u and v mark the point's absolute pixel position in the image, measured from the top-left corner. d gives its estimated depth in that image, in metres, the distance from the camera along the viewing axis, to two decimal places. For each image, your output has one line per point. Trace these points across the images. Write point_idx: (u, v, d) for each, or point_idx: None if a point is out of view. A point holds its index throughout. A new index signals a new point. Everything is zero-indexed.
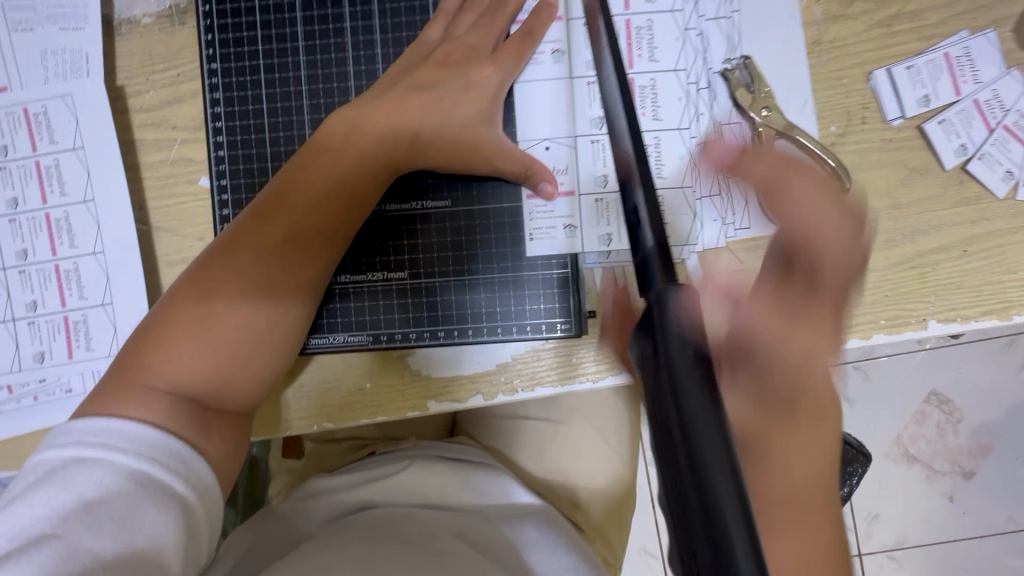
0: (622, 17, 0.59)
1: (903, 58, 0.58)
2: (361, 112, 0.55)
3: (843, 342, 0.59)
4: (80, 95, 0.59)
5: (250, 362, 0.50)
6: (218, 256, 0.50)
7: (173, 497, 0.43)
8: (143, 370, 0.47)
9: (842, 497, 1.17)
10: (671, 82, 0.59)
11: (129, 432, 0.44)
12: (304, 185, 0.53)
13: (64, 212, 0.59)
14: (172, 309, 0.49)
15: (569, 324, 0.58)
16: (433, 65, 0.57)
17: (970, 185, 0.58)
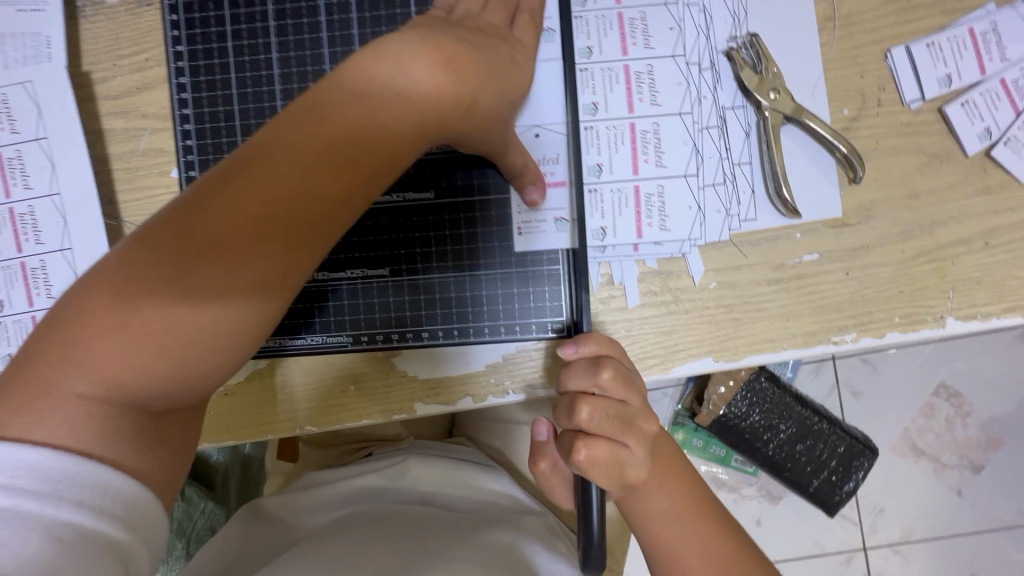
0: (612, 11, 0.55)
1: (923, 35, 0.53)
2: (405, 53, 0.38)
3: (854, 342, 0.56)
4: (41, 81, 0.56)
5: (208, 368, 0.37)
6: (180, 222, 0.36)
7: (106, 545, 0.34)
8: (64, 365, 0.35)
9: (845, 491, 1.09)
10: (670, 68, 0.55)
11: (43, 467, 0.34)
12: (301, 136, 0.37)
13: (28, 206, 0.56)
14: (107, 284, 0.36)
15: (561, 322, 0.55)
16: (466, 31, 0.45)
17: (994, 172, 0.54)
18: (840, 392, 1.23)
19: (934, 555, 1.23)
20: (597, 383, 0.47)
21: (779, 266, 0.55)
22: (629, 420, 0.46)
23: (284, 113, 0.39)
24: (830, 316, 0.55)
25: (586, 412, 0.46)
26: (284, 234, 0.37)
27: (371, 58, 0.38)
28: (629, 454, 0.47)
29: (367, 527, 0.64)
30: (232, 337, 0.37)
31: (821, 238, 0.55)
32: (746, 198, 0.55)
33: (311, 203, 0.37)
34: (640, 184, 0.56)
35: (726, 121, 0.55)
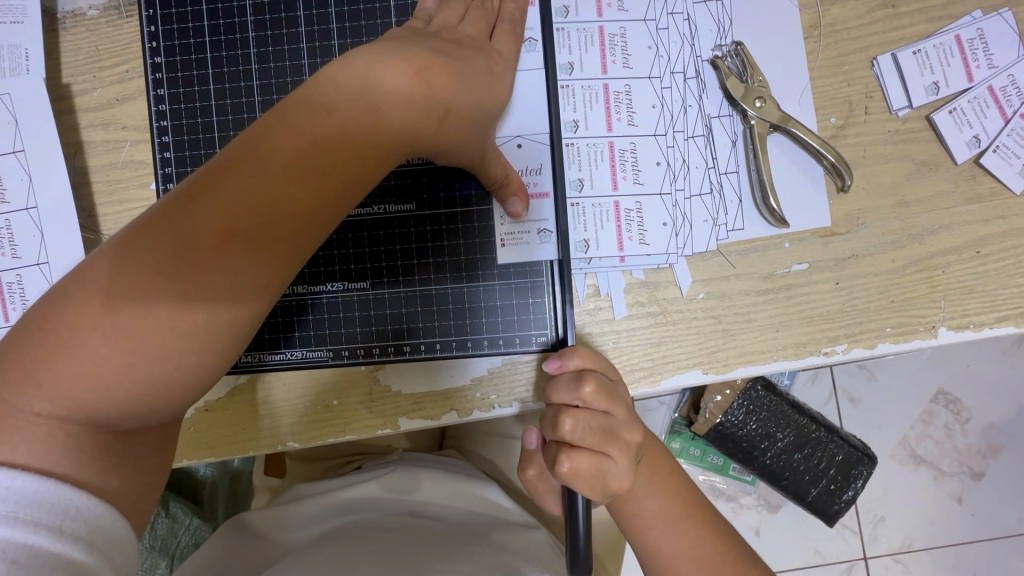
0: (594, 25, 0.55)
1: (910, 42, 0.53)
2: (376, 61, 0.38)
3: (846, 352, 0.55)
4: (18, 93, 0.55)
5: (180, 382, 0.37)
6: (151, 234, 0.35)
7: (66, 567, 0.33)
8: (26, 381, 0.35)
9: (844, 500, 1.07)
10: (646, 90, 0.55)
11: (1, 486, 0.33)
12: (273, 146, 0.37)
13: (5, 220, 0.55)
14: (75, 297, 0.35)
15: (545, 335, 0.54)
16: (443, 40, 0.45)
17: (983, 180, 0.53)
18: (837, 400, 1.22)
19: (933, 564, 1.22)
20: (581, 396, 0.45)
21: (768, 276, 0.54)
22: (614, 433, 0.45)
23: (255, 123, 0.38)
24: (820, 326, 0.54)
25: (570, 425, 0.44)
26: (257, 245, 0.36)
27: (343, 68, 0.38)
28: (616, 468, 0.44)
29: (353, 543, 0.62)
30: (205, 350, 0.37)
31: (810, 247, 0.54)
32: (734, 207, 0.55)
33: (284, 214, 0.37)
34: (620, 200, 0.55)
35: (712, 129, 0.55)
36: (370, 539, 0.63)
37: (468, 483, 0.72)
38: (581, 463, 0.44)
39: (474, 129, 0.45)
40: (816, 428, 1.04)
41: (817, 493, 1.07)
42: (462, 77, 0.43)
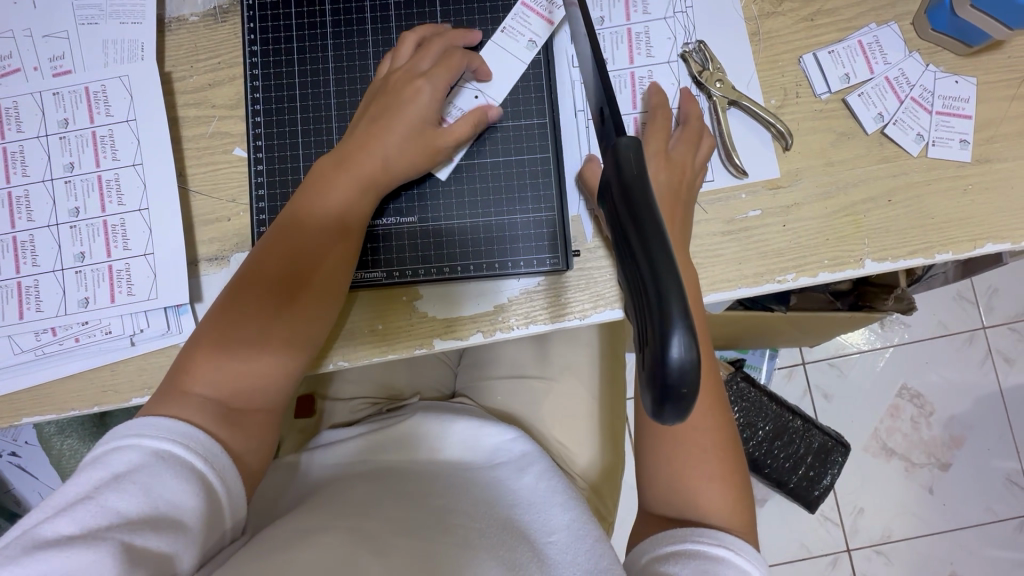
0: (623, 27, 0.71)
1: (826, 45, 0.70)
2: (344, 154, 0.64)
3: (794, 280, 0.68)
4: (134, 76, 0.69)
5: (275, 370, 0.59)
6: (238, 285, 0.60)
7: (190, 469, 0.51)
8: (184, 382, 0.57)
9: (823, 486, 1.30)
10: (665, 73, 0.71)
11: (161, 423, 0.53)
12: (303, 218, 0.62)
13: (115, 174, 0.68)
14: (209, 329, 0.59)
15: (556, 258, 0.67)
16: (383, 94, 0.65)
17: (889, 147, 0.69)
18: (812, 397, 1.45)
19: (902, 544, 1.40)
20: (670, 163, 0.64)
21: (729, 220, 0.69)
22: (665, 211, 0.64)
23: (289, 210, 0.63)
24: (773, 260, 0.68)
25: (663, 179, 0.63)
26: (309, 278, 0.61)
27: (333, 164, 0.63)
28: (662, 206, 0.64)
29: (386, 480, 0.74)
30: (291, 345, 0.60)
31: (761, 197, 0.69)
32: None
33: (325, 256, 0.62)
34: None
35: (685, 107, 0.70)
36: (395, 481, 0.74)
37: (481, 423, 0.82)
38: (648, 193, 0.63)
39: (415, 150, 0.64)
40: (794, 420, 1.29)
41: (799, 480, 1.30)
42: (404, 132, 0.64)
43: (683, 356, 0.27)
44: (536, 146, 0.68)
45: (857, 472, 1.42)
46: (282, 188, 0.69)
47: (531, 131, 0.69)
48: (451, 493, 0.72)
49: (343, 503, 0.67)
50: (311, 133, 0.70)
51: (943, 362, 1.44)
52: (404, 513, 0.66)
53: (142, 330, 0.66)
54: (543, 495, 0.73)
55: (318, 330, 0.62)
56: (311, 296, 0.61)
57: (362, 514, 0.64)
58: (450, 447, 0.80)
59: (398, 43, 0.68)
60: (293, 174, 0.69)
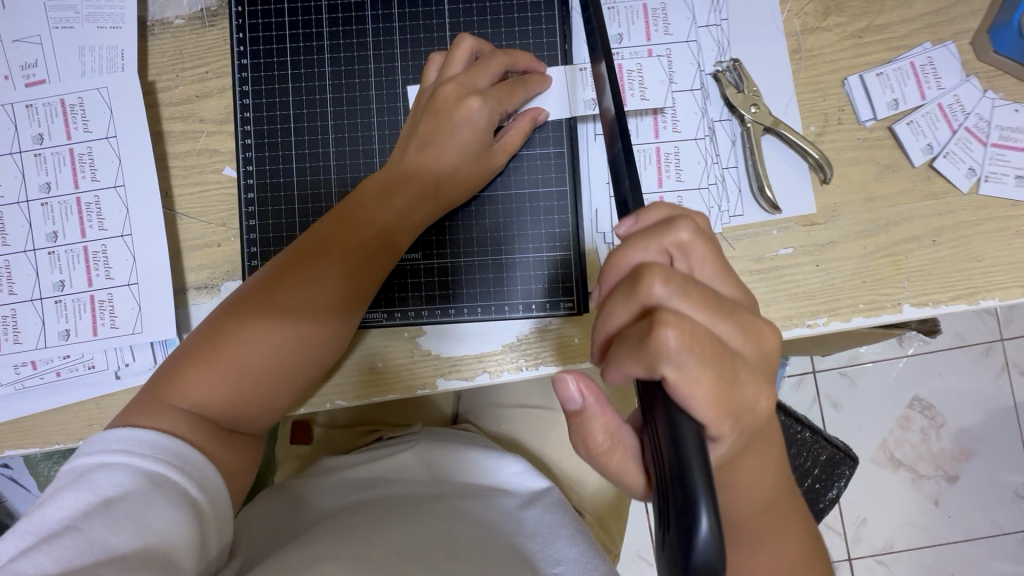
0: (643, 47, 0.65)
1: (874, 66, 0.64)
2: (392, 172, 0.58)
3: (826, 325, 0.63)
4: (113, 88, 0.63)
5: (257, 399, 0.54)
6: (252, 296, 0.54)
7: (187, 497, 0.47)
8: (171, 386, 0.52)
9: (830, 498, 1.16)
10: (688, 101, 0.65)
11: (149, 439, 0.48)
12: (330, 235, 0.56)
13: (95, 196, 0.63)
14: (209, 333, 0.54)
15: (572, 301, 0.62)
16: (431, 111, 0.57)
17: (936, 181, 0.63)
18: (821, 405, 1.41)
19: (904, 554, 1.38)
20: (650, 298, 0.35)
21: (759, 258, 0.64)
22: (729, 361, 0.34)
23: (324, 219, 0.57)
24: (804, 302, 0.63)
25: (674, 334, 0.32)
26: (322, 307, 0.54)
27: (380, 184, 0.58)
28: (731, 349, 0.35)
29: (385, 508, 0.69)
30: (279, 380, 0.54)
31: (794, 234, 0.64)
32: (735, 196, 0.64)
33: (343, 286, 0.55)
34: (664, 196, 0.64)
35: (715, 131, 0.65)
36: (396, 504, 0.70)
37: (485, 453, 0.79)
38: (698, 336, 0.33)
39: (456, 178, 0.58)
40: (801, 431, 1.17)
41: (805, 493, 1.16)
42: (452, 154, 0.57)
43: (710, 535, 0.27)
44: (552, 177, 0.63)
45: (861, 482, 1.40)
46: (274, 218, 0.64)
47: (547, 162, 0.63)
48: (452, 514, 0.67)
49: (340, 531, 0.63)
50: (305, 157, 0.65)
51: (957, 375, 1.40)
52: (406, 539, 0.61)
53: (128, 364, 0.63)
54: (549, 527, 0.69)
55: (311, 369, 0.56)
56: (318, 335, 0.55)
57: (362, 540, 0.60)
58: (456, 476, 0.76)
59: (454, 46, 0.59)
60: (287, 203, 0.64)
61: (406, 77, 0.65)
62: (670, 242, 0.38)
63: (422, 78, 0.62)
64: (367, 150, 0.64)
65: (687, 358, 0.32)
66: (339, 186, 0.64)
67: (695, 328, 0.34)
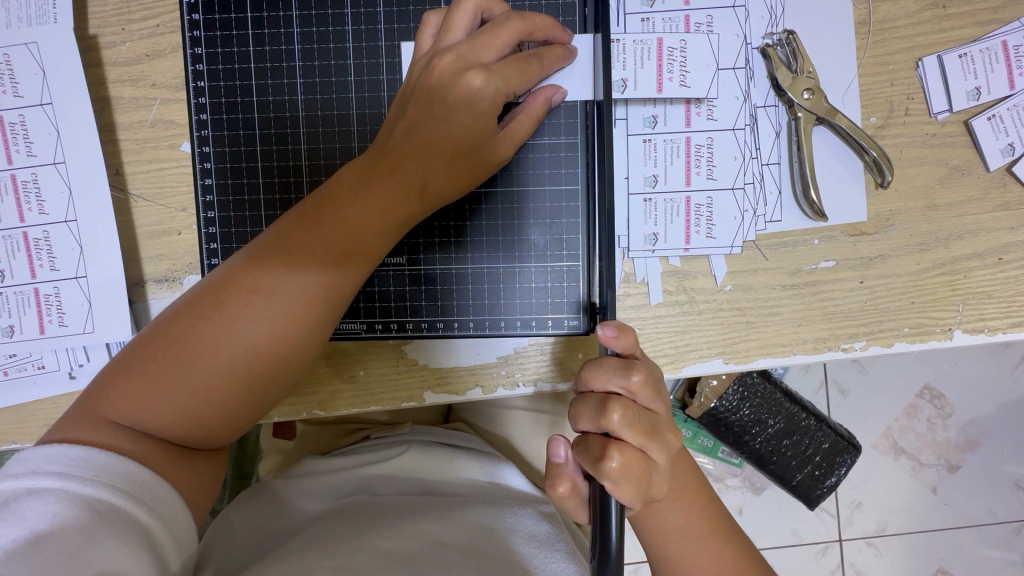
0: (680, 13, 0.54)
1: (956, 45, 0.53)
2: (376, 156, 0.49)
3: (862, 350, 0.56)
4: (46, 44, 0.53)
5: (210, 420, 0.46)
6: (205, 296, 0.46)
7: (133, 524, 0.40)
8: (110, 395, 0.44)
9: (826, 486, 1.02)
10: (728, 81, 0.54)
11: (89, 459, 0.41)
12: (300, 228, 0.47)
13: (31, 173, 0.55)
14: (155, 338, 0.45)
15: (578, 319, 0.55)
16: (424, 88, 0.48)
17: (1012, 189, 0.54)
18: (828, 391, 1.17)
19: (898, 543, 1.18)
20: (607, 427, 0.42)
21: (795, 271, 0.55)
22: (649, 476, 0.42)
23: (297, 207, 0.48)
24: (841, 323, 0.55)
25: (617, 464, 0.41)
26: (289, 316, 0.46)
27: (361, 170, 0.48)
28: (656, 468, 0.43)
29: (370, 511, 0.63)
30: (235, 399, 0.46)
31: (838, 245, 0.55)
32: (773, 199, 0.55)
33: (314, 291, 0.46)
34: (692, 195, 0.55)
35: (757, 119, 0.55)
36: (381, 507, 0.64)
37: (481, 457, 0.71)
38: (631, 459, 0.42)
39: (451, 169, 0.49)
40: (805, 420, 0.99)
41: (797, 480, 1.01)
42: (446, 143, 0.48)
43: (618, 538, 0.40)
44: (562, 173, 0.55)
45: (862, 471, 1.17)
46: (237, 209, 0.56)
47: (557, 154, 0.54)
48: (441, 515, 0.62)
49: (321, 541, 0.56)
50: (271, 137, 0.55)
51: (973, 367, 1.16)
52: (394, 546, 0.56)
53: (83, 364, 0.57)
54: (547, 537, 0.62)
55: (279, 388, 0.48)
56: (285, 352, 0.46)
57: (348, 548, 0.55)
58: (450, 476, 0.70)
59: (454, 8, 0.49)
60: (251, 192, 0.56)
61: (391, 42, 0.54)
62: (624, 384, 0.43)
63: (415, 44, 0.52)
64: (344, 132, 0.55)
65: (624, 480, 0.41)
66: (311, 175, 0.55)
67: (632, 456, 0.42)
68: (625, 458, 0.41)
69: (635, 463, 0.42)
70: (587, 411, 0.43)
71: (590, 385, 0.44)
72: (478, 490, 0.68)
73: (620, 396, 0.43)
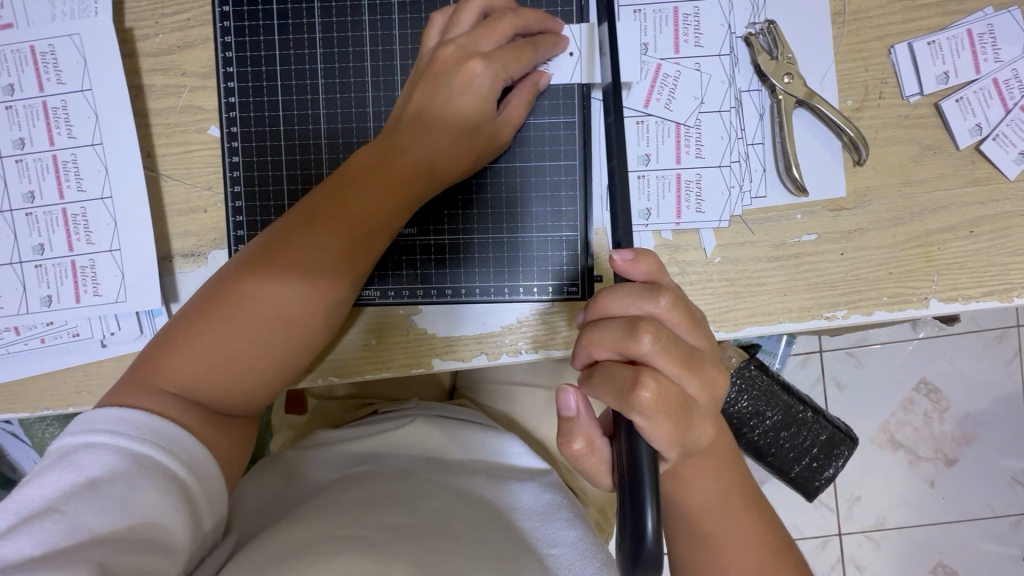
0: (670, 5, 0.59)
1: (926, 34, 0.58)
2: (391, 141, 0.53)
3: (844, 318, 0.59)
4: (87, 36, 0.58)
5: (251, 384, 0.50)
6: (243, 274, 0.49)
7: (172, 479, 0.43)
8: (157, 366, 0.48)
9: (825, 478, 1.05)
10: (715, 67, 0.59)
11: (138, 419, 0.44)
12: (329, 210, 0.50)
13: (71, 154, 0.59)
14: (196, 312, 0.49)
15: (577, 286, 0.59)
16: (428, 78, 0.53)
17: (981, 166, 0.58)
18: (826, 386, 1.20)
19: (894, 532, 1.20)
20: (638, 351, 0.41)
21: (779, 244, 0.59)
22: (687, 411, 0.41)
23: (323, 190, 0.52)
24: (823, 293, 0.59)
25: (650, 395, 0.39)
26: (326, 290, 0.50)
27: (377, 158, 0.52)
28: (695, 403, 0.41)
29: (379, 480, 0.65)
30: (276, 364, 0.51)
31: (819, 219, 0.59)
32: (758, 176, 0.59)
33: (345, 266, 0.50)
34: (682, 172, 0.60)
35: (742, 102, 0.59)
36: (390, 475, 0.67)
37: (485, 430, 0.75)
38: (666, 393, 0.39)
39: (461, 147, 0.53)
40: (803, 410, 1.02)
41: (796, 469, 1.03)
42: (456, 126, 0.53)
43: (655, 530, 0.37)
44: (562, 151, 0.59)
45: (858, 459, 1.19)
46: (260, 184, 0.60)
47: (556, 132, 0.59)
48: (445, 491, 0.63)
49: (333, 507, 0.59)
50: (294, 119, 0.60)
51: (965, 357, 1.19)
52: (402, 514, 0.58)
53: (114, 332, 0.60)
54: (549, 506, 0.65)
55: (309, 352, 0.53)
56: (316, 322, 0.51)
57: (358, 514, 0.57)
58: (456, 447, 0.73)
59: (459, 8, 0.54)
60: (274, 169, 0.60)
61: (404, 31, 0.59)
62: (650, 309, 0.42)
63: (423, 40, 0.56)
64: (360, 112, 0.59)
65: (655, 414, 0.39)
66: (330, 153, 0.60)
67: (668, 388, 0.40)
68: (660, 386, 0.39)
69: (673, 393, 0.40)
70: (612, 336, 0.42)
71: (611, 311, 0.43)
72: (484, 463, 0.72)
73: (647, 319, 0.42)
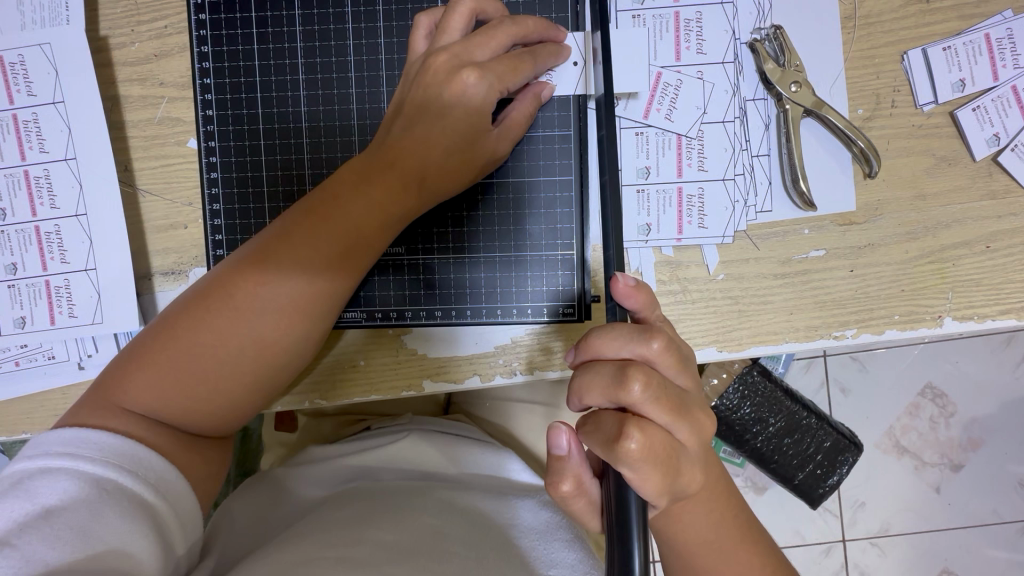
0: (670, 10, 0.56)
1: (941, 39, 0.55)
2: (377, 154, 0.50)
3: (854, 338, 0.57)
4: (59, 45, 0.55)
5: (220, 407, 0.47)
6: (215, 289, 0.47)
7: (140, 503, 0.41)
8: (123, 384, 0.46)
9: (829, 485, 1.01)
10: (718, 75, 0.56)
11: (101, 441, 0.42)
12: (306, 224, 0.48)
13: (43, 169, 0.56)
14: (165, 329, 0.47)
15: (572, 307, 0.56)
16: (419, 88, 0.50)
17: (999, 178, 0.55)
18: (830, 390, 1.18)
19: (900, 542, 1.17)
20: (628, 399, 0.38)
21: (786, 261, 0.56)
22: (675, 460, 0.38)
23: (303, 202, 0.50)
24: (832, 311, 0.56)
25: (636, 445, 0.36)
26: (298, 308, 0.47)
27: (360, 171, 0.50)
28: (685, 451, 0.39)
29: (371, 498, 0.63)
30: (246, 387, 0.48)
31: (828, 234, 0.56)
32: (763, 189, 0.56)
33: (321, 284, 0.48)
34: (684, 186, 0.57)
35: (747, 112, 0.56)
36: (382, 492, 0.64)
37: (481, 447, 0.72)
38: (654, 442, 0.37)
39: (448, 162, 0.50)
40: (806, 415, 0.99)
41: (801, 479, 1.01)
42: (442, 138, 0.50)
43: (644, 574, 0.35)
44: (556, 164, 0.56)
45: (863, 469, 1.17)
46: (241, 201, 0.57)
47: (550, 145, 0.56)
48: (440, 509, 0.61)
49: (323, 528, 0.56)
50: (275, 133, 0.57)
51: (973, 363, 1.16)
52: (395, 536, 0.55)
53: (91, 355, 0.58)
54: (547, 524, 0.62)
55: (285, 374, 0.50)
56: (291, 343, 0.48)
57: (348, 537, 0.54)
58: (450, 464, 0.70)
59: (450, 11, 0.51)
60: (255, 185, 0.57)
61: (389, 40, 0.56)
62: (642, 351, 0.39)
63: (410, 46, 0.53)
64: (343, 125, 0.57)
65: (642, 465, 0.37)
66: (313, 168, 0.57)
67: (656, 438, 0.37)
68: (648, 437, 0.37)
69: (662, 444, 0.37)
70: (602, 381, 0.39)
71: (602, 353, 0.40)
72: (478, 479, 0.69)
73: (639, 362, 0.39)
